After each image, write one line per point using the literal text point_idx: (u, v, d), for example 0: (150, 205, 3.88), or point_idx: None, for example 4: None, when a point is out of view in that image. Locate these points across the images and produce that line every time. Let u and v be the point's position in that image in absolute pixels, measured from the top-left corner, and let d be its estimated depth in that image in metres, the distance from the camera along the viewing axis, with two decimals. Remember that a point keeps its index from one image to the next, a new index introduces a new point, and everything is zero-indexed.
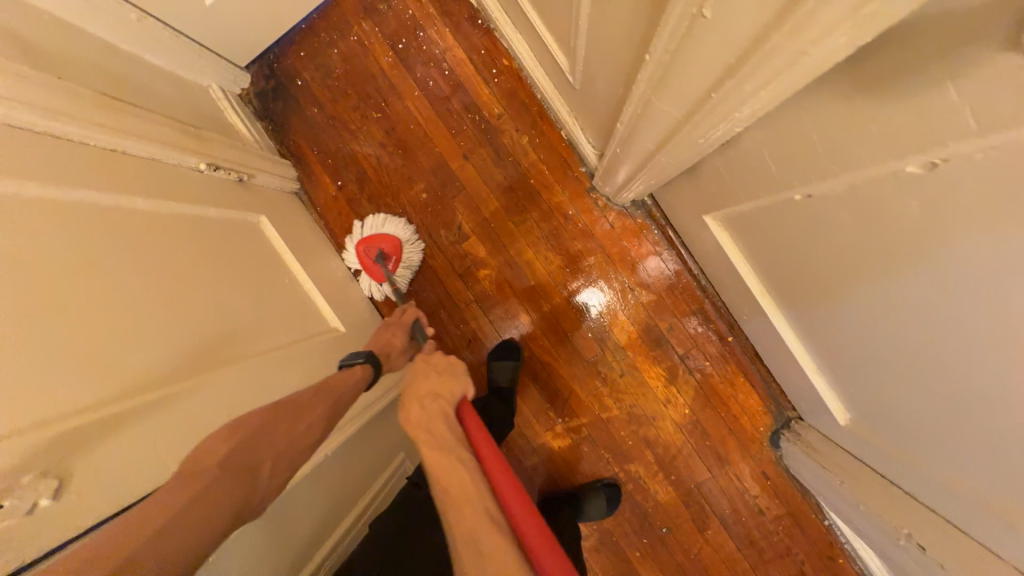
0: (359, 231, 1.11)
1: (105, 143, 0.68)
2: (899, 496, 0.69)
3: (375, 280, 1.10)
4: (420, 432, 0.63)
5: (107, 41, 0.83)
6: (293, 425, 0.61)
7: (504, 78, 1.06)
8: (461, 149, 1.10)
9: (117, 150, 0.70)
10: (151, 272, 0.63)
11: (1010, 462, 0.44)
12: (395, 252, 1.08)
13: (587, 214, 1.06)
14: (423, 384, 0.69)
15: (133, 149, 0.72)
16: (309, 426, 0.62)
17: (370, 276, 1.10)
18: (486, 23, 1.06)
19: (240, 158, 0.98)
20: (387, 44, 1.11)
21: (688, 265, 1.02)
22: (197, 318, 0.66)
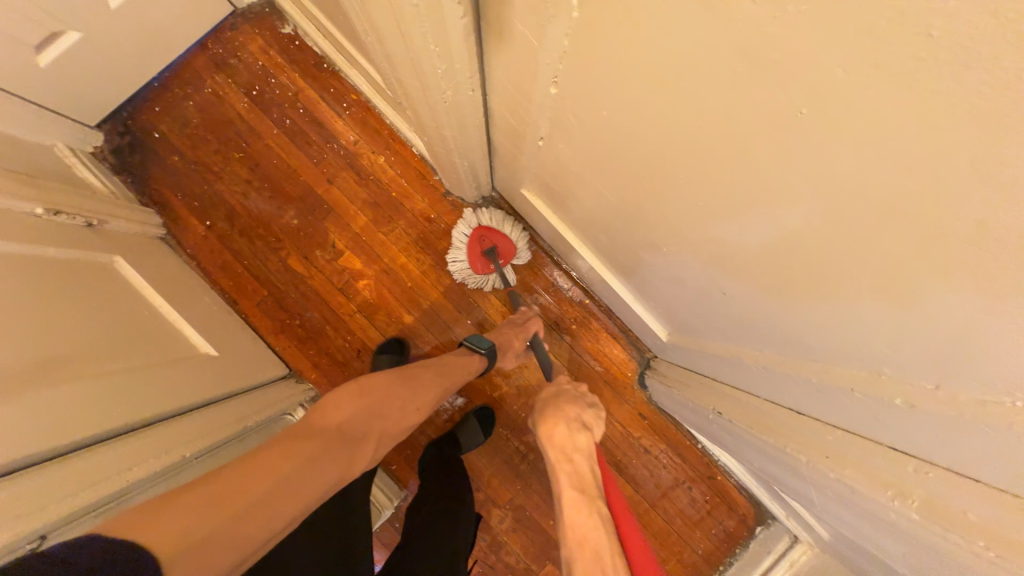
0: (484, 216, 1.13)
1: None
2: (725, 392, 0.76)
3: (472, 267, 1.13)
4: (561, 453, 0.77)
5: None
6: (405, 404, 0.78)
7: (354, 110, 1.19)
8: (326, 175, 1.19)
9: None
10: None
11: (756, 303, 0.53)
12: (506, 255, 1.12)
13: (448, 215, 1.18)
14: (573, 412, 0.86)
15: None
16: (418, 408, 0.81)
17: (471, 262, 1.12)
18: (331, 66, 1.20)
19: (90, 206, 0.99)
20: (242, 93, 1.20)
21: (542, 245, 1.18)
22: (33, 339, 0.66)
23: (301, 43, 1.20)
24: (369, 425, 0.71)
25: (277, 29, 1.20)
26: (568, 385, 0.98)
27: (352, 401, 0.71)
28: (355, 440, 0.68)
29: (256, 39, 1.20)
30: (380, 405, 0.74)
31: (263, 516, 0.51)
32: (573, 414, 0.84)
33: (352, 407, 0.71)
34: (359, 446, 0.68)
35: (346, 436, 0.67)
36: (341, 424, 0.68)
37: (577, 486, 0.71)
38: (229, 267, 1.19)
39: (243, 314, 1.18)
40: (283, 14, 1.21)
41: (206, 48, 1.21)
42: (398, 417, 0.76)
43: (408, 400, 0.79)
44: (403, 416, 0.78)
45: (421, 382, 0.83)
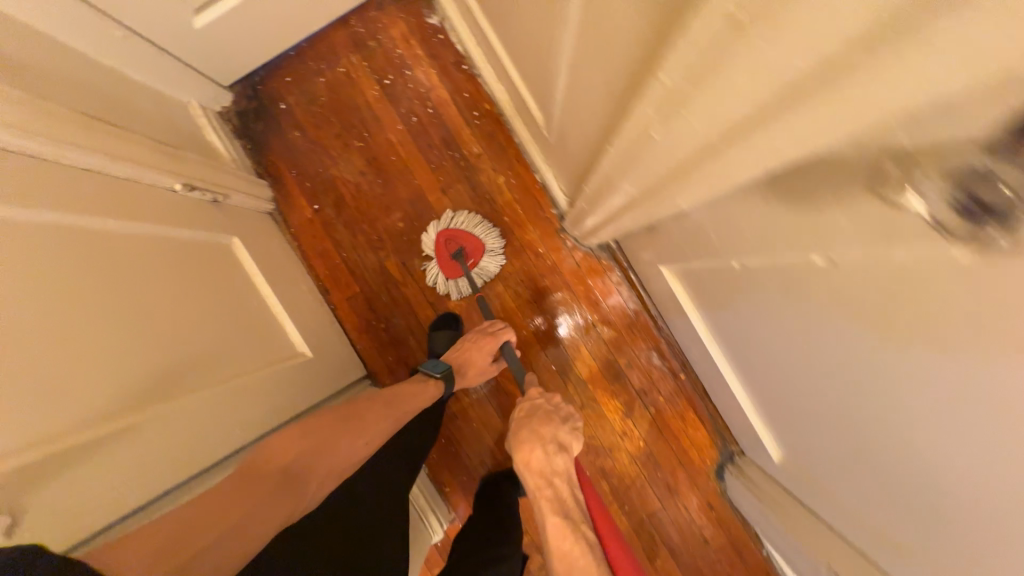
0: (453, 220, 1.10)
1: (62, 157, 0.64)
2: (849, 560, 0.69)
3: (442, 272, 1.11)
4: (538, 479, 0.77)
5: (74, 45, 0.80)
6: (352, 440, 0.76)
7: (485, 120, 1.12)
8: (441, 184, 1.14)
9: (80, 165, 0.67)
10: (102, 296, 0.61)
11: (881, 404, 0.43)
12: (474, 254, 1.10)
13: (556, 253, 1.12)
14: (547, 433, 0.81)
15: (99, 165, 0.70)
16: (367, 441, 0.78)
17: (440, 266, 1.10)
18: (470, 69, 1.13)
19: (218, 179, 0.98)
20: (374, 79, 1.15)
21: (648, 306, 1.10)
22: (154, 343, 0.64)
23: (445, 38, 1.13)
24: (310, 463, 0.69)
25: (422, 17, 1.13)
26: (540, 398, 0.91)
27: (290, 438, 0.70)
28: (299, 483, 0.65)
29: (399, 23, 1.14)
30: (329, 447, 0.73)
31: (225, 554, 0.49)
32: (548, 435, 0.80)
33: (300, 445, 0.70)
34: (303, 488, 0.66)
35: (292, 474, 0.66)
36: (295, 459, 0.68)
37: (561, 513, 0.71)
38: (328, 255, 1.18)
39: (333, 306, 1.18)
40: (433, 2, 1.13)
41: (348, 24, 1.15)
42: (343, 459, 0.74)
43: (353, 435, 0.77)
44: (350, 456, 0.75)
45: (370, 418, 0.81)
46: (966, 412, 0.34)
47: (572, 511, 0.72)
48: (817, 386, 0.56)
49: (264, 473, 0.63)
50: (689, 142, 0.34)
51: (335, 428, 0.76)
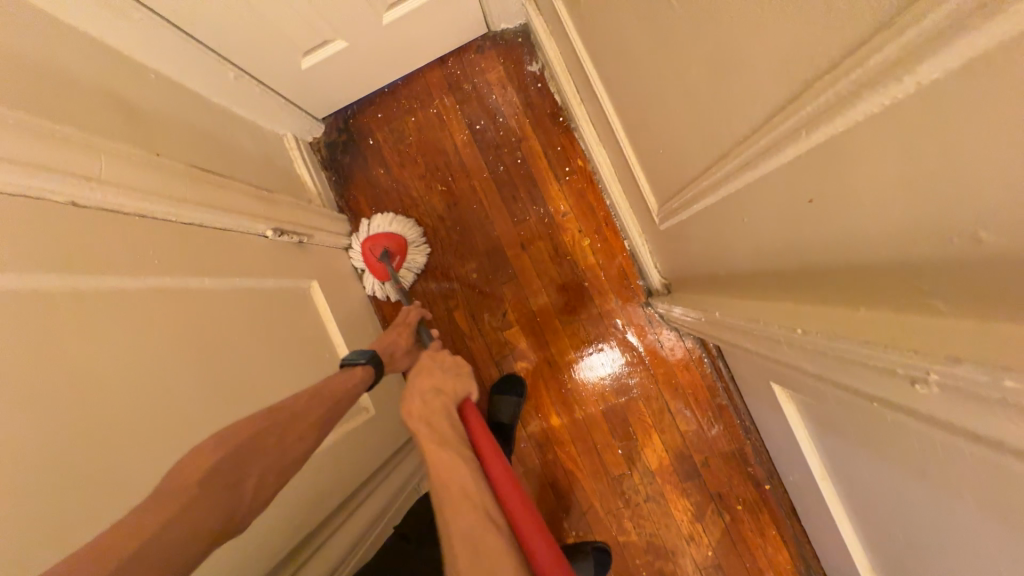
0: (370, 225, 1.09)
1: (160, 214, 0.63)
2: None
3: (378, 279, 1.10)
4: (418, 424, 0.65)
5: (180, 81, 0.80)
6: (285, 433, 0.57)
7: (576, 178, 1.05)
8: (521, 239, 1.08)
9: (178, 220, 0.66)
10: (185, 369, 0.59)
11: None
12: (400, 251, 1.08)
13: (637, 327, 1.03)
14: (427, 381, 0.72)
15: (196, 219, 0.69)
16: (301, 437, 0.58)
17: (374, 273, 1.09)
18: (566, 121, 1.06)
19: (304, 218, 0.97)
20: (464, 122, 1.11)
21: (735, 401, 0.98)
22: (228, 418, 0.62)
23: (544, 87, 1.07)
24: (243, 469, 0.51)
25: (522, 63, 1.08)
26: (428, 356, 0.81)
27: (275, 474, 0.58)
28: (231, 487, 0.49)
29: (497, 67, 1.09)
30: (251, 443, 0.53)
31: None
32: (436, 390, 0.70)
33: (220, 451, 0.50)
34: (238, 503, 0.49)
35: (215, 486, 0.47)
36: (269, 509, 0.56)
37: (441, 445, 0.60)
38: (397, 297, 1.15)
39: None
40: (535, 49, 1.08)
41: (445, 64, 1.12)
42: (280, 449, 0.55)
43: (286, 424, 0.57)
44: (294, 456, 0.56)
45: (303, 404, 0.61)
46: (991, 543, 0.39)
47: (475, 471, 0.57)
48: (913, 534, 0.55)
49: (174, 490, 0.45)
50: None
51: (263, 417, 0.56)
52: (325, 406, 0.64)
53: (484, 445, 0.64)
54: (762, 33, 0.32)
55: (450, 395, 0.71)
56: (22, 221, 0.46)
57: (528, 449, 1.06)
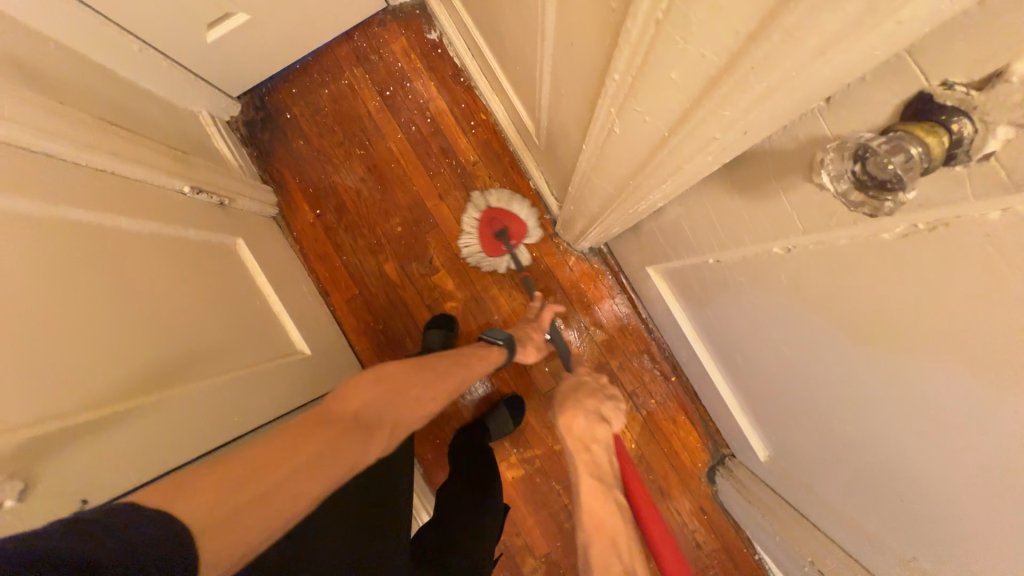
0: (490, 199, 1.13)
1: (65, 155, 0.67)
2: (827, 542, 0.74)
3: (485, 251, 1.13)
4: (576, 439, 0.91)
5: (82, 51, 0.85)
6: (420, 390, 0.73)
7: (480, 130, 1.17)
8: (438, 190, 1.18)
9: (79, 162, 0.69)
10: (105, 286, 0.63)
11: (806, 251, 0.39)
12: (518, 236, 1.11)
13: (550, 256, 1.15)
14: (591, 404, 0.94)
15: (100, 164, 0.72)
16: (434, 398, 0.76)
17: (483, 245, 1.12)
18: (467, 81, 1.18)
19: (224, 183, 1.03)
20: (375, 90, 1.20)
21: (638, 309, 1.13)
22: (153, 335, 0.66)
23: (444, 51, 1.18)
24: (383, 412, 0.64)
25: (422, 32, 1.19)
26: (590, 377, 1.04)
27: (370, 388, 0.65)
28: (373, 428, 0.60)
29: (400, 37, 1.19)
30: (400, 391, 0.69)
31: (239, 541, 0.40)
32: (591, 406, 0.94)
33: (364, 396, 0.64)
34: (374, 438, 0.60)
35: (363, 424, 0.60)
36: (364, 410, 0.62)
37: (593, 473, 0.85)
38: (328, 258, 1.22)
39: (332, 307, 1.21)
40: (432, 17, 1.19)
41: (351, 38, 1.21)
42: (411, 405, 0.70)
43: (424, 387, 0.74)
44: (420, 411, 0.72)
45: (438, 372, 0.79)
46: (949, 415, 0.36)
47: (604, 472, 0.86)
48: (745, 347, 0.70)
49: (336, 418, 0.57)
50: (642, 138, 0.36)
51: (407, 378, 0.72)
52: (461, 369, 0.84)
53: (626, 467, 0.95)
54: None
55: (608, 423, 0.93)
56: None
57: None
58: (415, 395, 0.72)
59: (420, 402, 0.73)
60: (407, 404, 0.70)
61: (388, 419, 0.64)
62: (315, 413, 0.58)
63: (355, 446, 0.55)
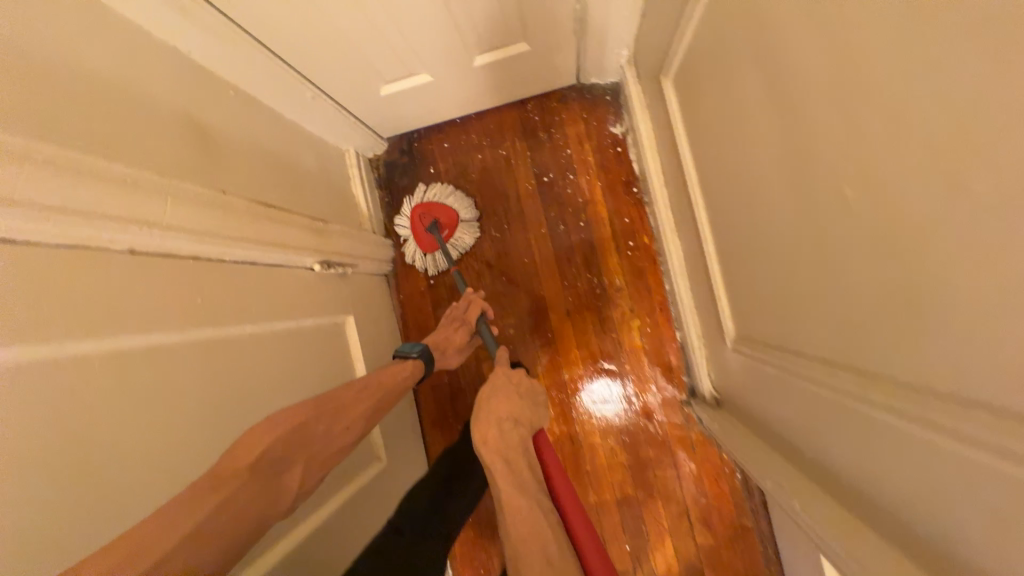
0: (426, 194, 1.05)
1: (213, 255, 0.59)
2: None
3: (421, 247, 1.06)
4: (496, 457, 0.61)
5: (256, 97, 0.77)
6: (332, 425, 0.60)
7: (638, 254, 1.00)
8: (567, 304, 1.03)
9: (223, 260, 0.61)
10: (217, 432, 0.54)
11: None
12: (450, 225, 1.03)
13: (673, 423, 0.97)
14: (503, 407, 0.68)
15: (244, 258, 0.64)
16: (348, 428, 0.62)
17: (418, 242, 1.05)
18: (639, 194, 1.00)
19: (353, 247, 0.94)
20: (532, 171, 1.06)
21: (760, 524, 0.93)
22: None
23: (623, 152, 1.01)
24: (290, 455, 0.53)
25: (605, 123, 1.02)
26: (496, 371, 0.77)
27: (277, 420, 0.53)
28: (275, 477, 0.50)
29: (578, 122, 1.03)
30: (309, 434, 0.56)
31: None
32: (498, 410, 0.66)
33: (276, 442, 0.52)
34: (276, 493, 0.50)
35: (260, 473, 0.48)
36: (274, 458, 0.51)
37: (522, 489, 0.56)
38: (427, 334, 1.12)
39: (417, 387, 1.11)
40: (622, 109, 1.02)
41: (524, 107, 1.06)
42: (324, 448, 0.58)
43: (331, 417, 0.60)
44: (335, 449, 0.59)
45: (351, 398, 0.65)
46: None
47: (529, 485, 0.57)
48: None
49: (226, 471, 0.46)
50: None
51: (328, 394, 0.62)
52: (376, 397, 0.68)
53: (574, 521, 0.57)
54: (1002, 305, 0.27)
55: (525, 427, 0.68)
56: (61, 275, 0.41)
57: None
58: (331, 428, 0.59)
59: (334, 438, 0.59)
60: (319, 441, 0.57)
61: (298, 465, 0.53)
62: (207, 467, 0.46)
63: (262, 499, 0.48)
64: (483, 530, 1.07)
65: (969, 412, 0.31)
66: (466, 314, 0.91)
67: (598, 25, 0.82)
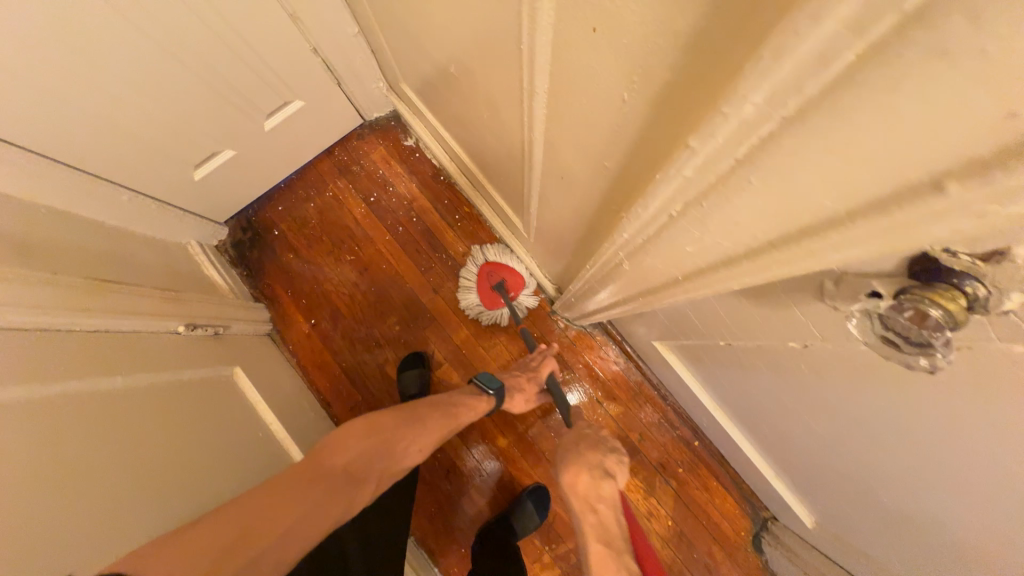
0: (489, 253, 1.16)
1: (59, 324, 0.66)
2: None
3: (484, 304, 1.15)
4: (584, 505, 0.78)
5: (71, 210, 0.86)
6: (409, 442, 0.78)
7: (466, 222, 1.21)
8: (431, 284, 1.20)
9: (73, 328, 0.68)
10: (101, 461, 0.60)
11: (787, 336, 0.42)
12: (515, 288, 1.13)
13: (551, 333, 1.15)
14: (596, 456, 0.85)
15: (92, 325, 0.71)
16: (421, 449, 0.80)
17: (486, 299, 1.14)
18: (447, 179, 1.24)
19: (217, 311, 1.02)
20: (360, 198, 1.25)
21: (647, 375, 1.11)
22: (148, 507, 0.62)
23: (421, 155, 1.25)
24: (369, 468, 0.72)
25: (399, 140, 1.26)
26: (589, 429, 0.95)
27: (360, 436, 0.74)
28: (359, 481, 0.70)
29: (379, 147, 1.26)
30: (392, 441, 0.76)
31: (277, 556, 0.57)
32: (596, 460, 0.83)
33: (355, 449, 0.72)
34: (358, 488, 0.70)
35: (349, 476, 0.69)
36: (352, 462, 0.71)
37: (602, 539, 0.71)
38: (327, 367, 1.19)
39: (336, 418, 1.17)
40: (406, 126, 1.27)
41: (332, 153, 1.27)
42: (400, 458, 0.77)
43: (412, 435, 0.79)
44: (404, 462, 0.78)
45: (430, 419, 0.83)
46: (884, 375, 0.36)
47: (615, 536, 0.72)
48: (767, 412, 0.69)
49: (315, 472, 0.66)
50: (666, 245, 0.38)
51: (404, 424, 0.79)
52: (451, 419, 0.87)
53: (640, 543, 0.72)
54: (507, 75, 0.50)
55: (614, 479, 0.82)
56: None
57: (481, 473, 1.14)
58: (411, 445, 0.79)
59: (410, 453, 0.79)
60: (399, 451, 0.77)
61: (377, 472, 0.73)
62: (309, 456, 0.69)
63: (337, 507, 0.66)
64: (439, 508, 1.13)
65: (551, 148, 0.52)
66: (540, 368, 1.00)
67: (346, 67, 1.06)
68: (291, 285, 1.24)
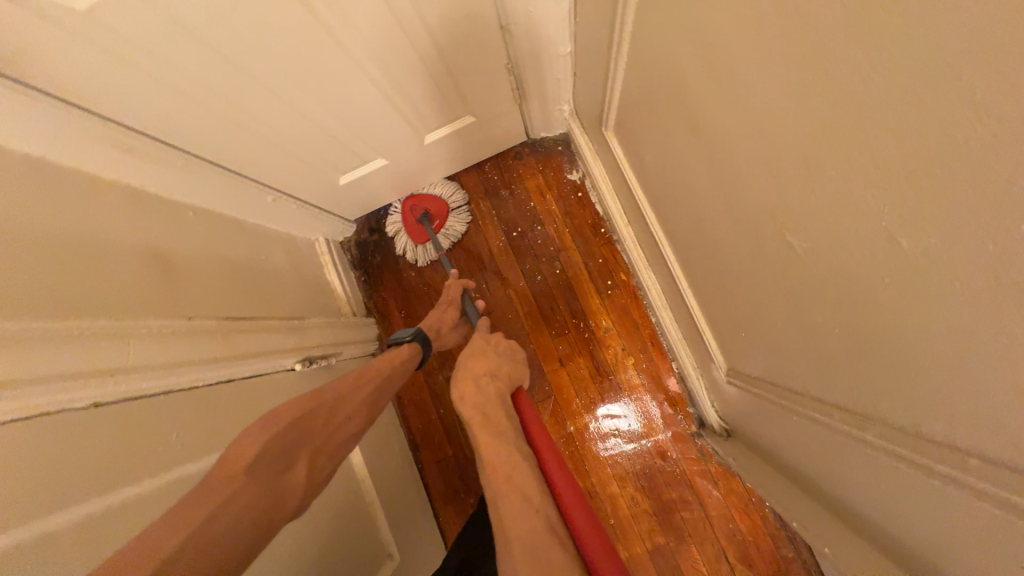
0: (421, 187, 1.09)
1: (186, 380, 0.57)
2: None
3: (412, 239, 1.08)
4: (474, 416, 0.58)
5: (217, 209, 0.78)
6: (337, 415, 0.59)
7: (618, 291, 1.00)
8: (557, 352, 1.02)
9: (199, 383, 0.59)
10: None
11: None
12: (440, 216, 1.06)
13: (687, 458, 0.94)
14: (479, 365, 0.66)
15: (216, 377, 0.62)
16: (350, 417, 0.60)
17: (409, 233, 1.08)
18: (608, 233, 1.02)
19: (333, 336, 0.93)
20: (501, 229, 1.08)
21: (800, 554, 0.87)
22: None
23: (584, 195, 1.04)
24: (290, 451, 0.51)
25: (561, 172, 1.05)
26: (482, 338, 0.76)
27: (268, 423, 0.51)
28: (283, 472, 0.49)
29: (536, 175, 1.07)
30: (313, 422, 0.55)
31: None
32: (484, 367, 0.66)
33: (276, 431, 0.51)
34: (280, 485, 0.48)
35: (271, 468, 0.48)
36: (272, 450, 0.49)
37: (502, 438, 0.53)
38: (424, 408, 1.09)
39: (421, 465, 1.07)
40: (575, 156, 1.05)
41: (482, 169, 1.10)
42: (333, 432, 0.57)
43: (336, 406, 0.60)
44: (339, 443, 0.58)
45: (356, 384, 0.65)
46: None
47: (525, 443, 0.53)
48: None
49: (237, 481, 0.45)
50: None
51: (322, 389, 0.60)
52: (375, 381, 0.67)
53: (564, 482, 0.49)
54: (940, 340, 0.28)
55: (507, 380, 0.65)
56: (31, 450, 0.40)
57: None
58: (343, 423, 0.59)
59: (345, 432, 0.59)
60: (326, 424, 0.57)
61: (302, 461, 0.52)
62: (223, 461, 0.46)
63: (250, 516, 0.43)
64: None
65: (956, 457, 0.30)
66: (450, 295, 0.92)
67: (534, 87, 0.87)
68: (404, 305, 1.13)
